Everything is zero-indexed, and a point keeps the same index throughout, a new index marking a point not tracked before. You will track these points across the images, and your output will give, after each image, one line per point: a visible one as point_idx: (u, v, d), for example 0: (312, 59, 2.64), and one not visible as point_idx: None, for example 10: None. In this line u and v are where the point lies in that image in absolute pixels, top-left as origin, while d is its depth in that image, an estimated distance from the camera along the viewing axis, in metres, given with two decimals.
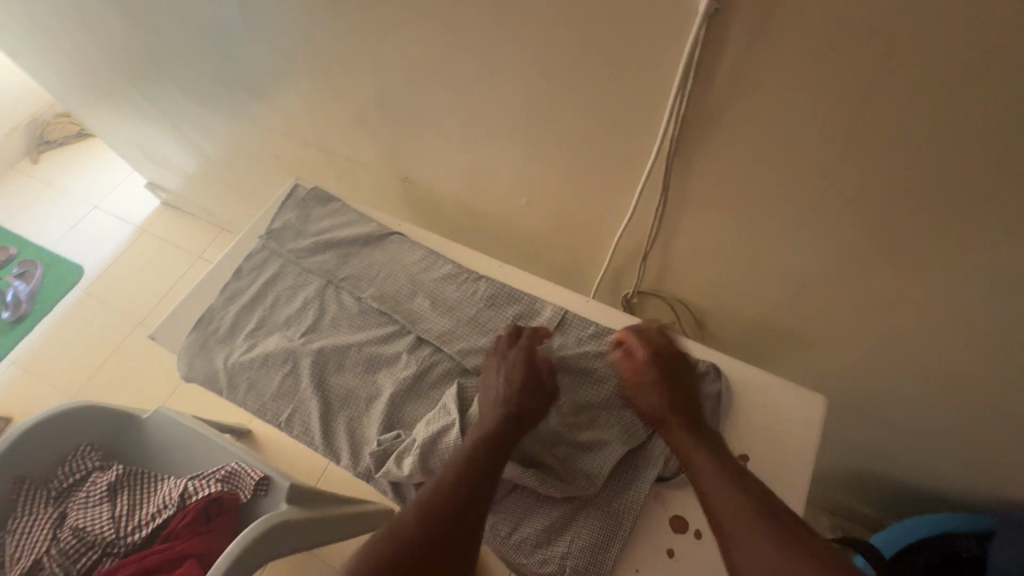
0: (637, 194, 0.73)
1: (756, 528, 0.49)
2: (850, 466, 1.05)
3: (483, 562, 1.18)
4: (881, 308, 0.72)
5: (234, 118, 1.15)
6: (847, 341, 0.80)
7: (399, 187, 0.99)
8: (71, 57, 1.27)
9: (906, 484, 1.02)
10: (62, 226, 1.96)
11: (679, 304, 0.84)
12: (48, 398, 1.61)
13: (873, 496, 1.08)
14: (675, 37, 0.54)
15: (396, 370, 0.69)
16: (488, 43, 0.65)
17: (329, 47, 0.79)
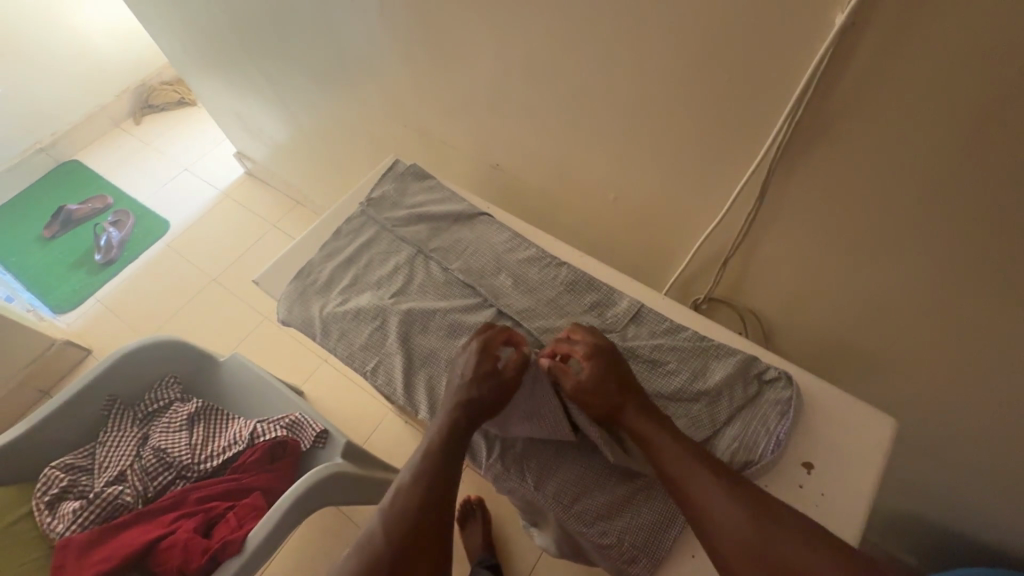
0: (723, 204, 0.76)
1: (720, 494, 0.53)
2: (905, 517, 1.01)
3: (512, 550, 1.20)
4: (968, 354, 0.69)
5: (338, 96, 1.24)
6: (925, 384, 0.77)
7: (488, 174, 1.04)
8: (198, 27, 1.40)
9: (966, 548, 0.96)
10: (155, 183, 2.13)
11: (749, 313, 0.84)
12: (125, 337, 1.75)
13: (925, 553, 1.03)
14: (801, 50, 0.55)
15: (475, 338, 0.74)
16: (601, 48, 0.69)
17: (448, 36, 0.85)
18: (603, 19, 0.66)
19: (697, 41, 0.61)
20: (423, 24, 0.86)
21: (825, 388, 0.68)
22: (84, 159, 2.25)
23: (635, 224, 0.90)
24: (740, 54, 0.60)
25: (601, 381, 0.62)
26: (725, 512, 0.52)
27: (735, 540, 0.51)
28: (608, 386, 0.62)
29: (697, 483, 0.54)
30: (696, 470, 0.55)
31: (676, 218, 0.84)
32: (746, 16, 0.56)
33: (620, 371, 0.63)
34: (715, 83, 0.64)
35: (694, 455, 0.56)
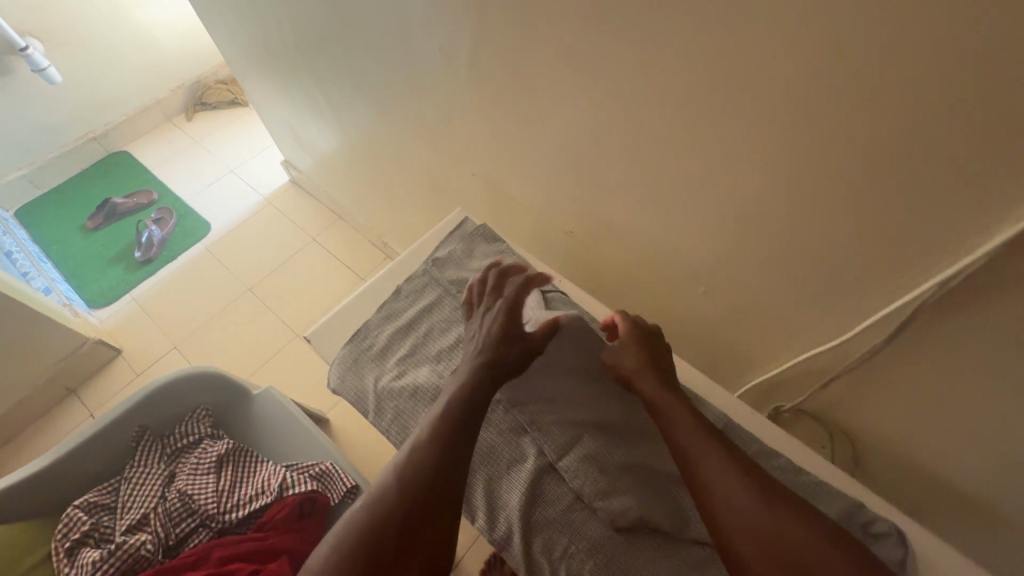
0: (836, 327, 0.67)
1: (716, 459, 0.56)
2: None
3: None
4: None
5: (400, 131, 1.20)
6: None
7: (557, 238, 0.98)
8: (266, 41, 1.37)
9: None
10: (200, 182, 2.12)
11: (839, 432, 0.75)
12: (155, 340, 1.73)
13: None
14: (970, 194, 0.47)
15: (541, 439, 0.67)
16: (721, 144, 0.62)
17: (533, 99, 0.79)
18: (732, 117, 0.59)
19: (847, 162, 0.53)
20: (514, 82, 0.80)
21: (944, 560, 0.59)
22: (134, 151, 2.26)
23: (719, 318, 0.82)
24: (899, 186, 0.51)
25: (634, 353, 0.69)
26: (729, 479, 0.55)
27: (727, 496, 0.54)
28: (638, 356, 0.68)
29: (702, 447, 0.58)
30: (706, 440, 0.58)
31: (770, 325, 0.75)
32: (922, 149, 0.48)
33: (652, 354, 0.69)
34: (858, 207, 0.56)
35: (707, 428, 0.60)
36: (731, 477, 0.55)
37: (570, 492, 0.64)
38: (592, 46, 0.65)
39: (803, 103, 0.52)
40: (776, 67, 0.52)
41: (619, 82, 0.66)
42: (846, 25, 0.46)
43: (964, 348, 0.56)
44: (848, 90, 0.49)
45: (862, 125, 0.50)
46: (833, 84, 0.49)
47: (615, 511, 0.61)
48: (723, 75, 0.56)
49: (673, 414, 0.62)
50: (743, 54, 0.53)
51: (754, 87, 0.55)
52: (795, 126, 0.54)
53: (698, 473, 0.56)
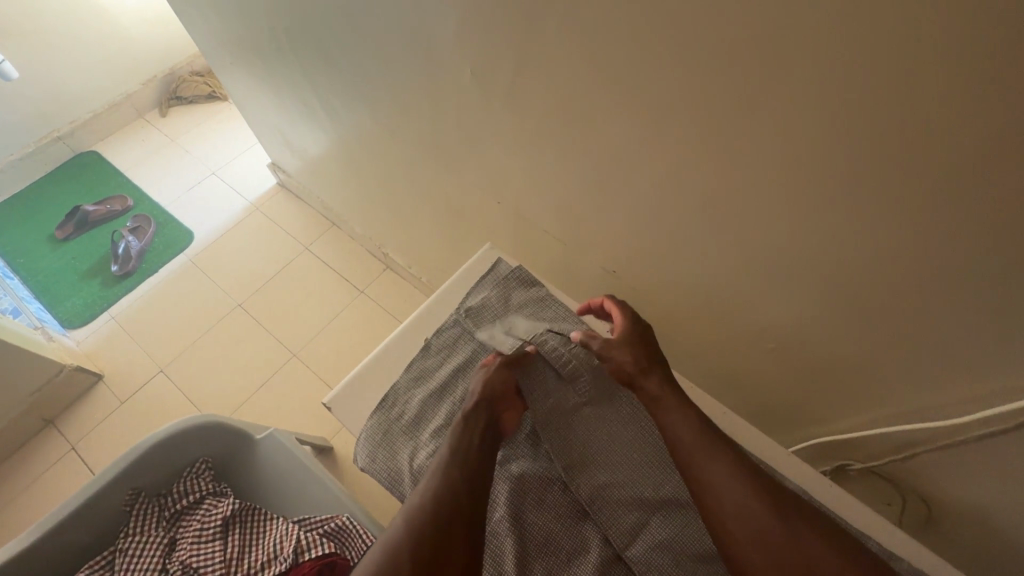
0: (928, 390, 0.61)
1: (714, 455, 0.57)
2: None
3: None
4: None
5: (409, 145, 1.09)
6: None
7: (595, 274, 0.91)
8: (252, 39, 1.23)
9: None
10: (178, 186, 1.97)
11: (914, 497, 0.70)
12: (138, 362, 1.60)
13: None
14: None
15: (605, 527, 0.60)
16: (816, 195, 0.55)
17: (576, 128, 0.71)
18: (831, 169, 0.52)
19: (980, 226, 0.47)
20: (558, 108, 0.71)
21: None
22: (103, 152, 2.08)
23: (780, 366, 0.76)
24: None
25: (630, 350, 0.66)
26: (727, 475, 0.56)
27: (730, 496, 0.54)
28: (631, 347, 0.67)
29: (698, 444, 0.58)
30: (704, 438, 0.59)
31: (844, 378, 0.69)
32: None
33: (651, 352, 0.67)
34: (984, 273, 0.49)
35: (703, 421, 0.60)
36: (732, 474, 0.56)
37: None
38: (664, 78, 0.56)
39: (925, 161, 0.46)
40: (904, 121, 0.45)
41: (693, 120, 0.58)
42: (1004, 83, 0.39)
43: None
44: (987, 152, 0.42)
45: (1006, 189, 0.43)
46: (974, 144, 0.43)
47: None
48: (829, 123, 0.49)
49: (669, 411, 0.61)
50: (858, 102, 0.46)
51: (870, 139, 0.47)
52: (906, 185, 0.48)
53: (695, 471, 0.57)
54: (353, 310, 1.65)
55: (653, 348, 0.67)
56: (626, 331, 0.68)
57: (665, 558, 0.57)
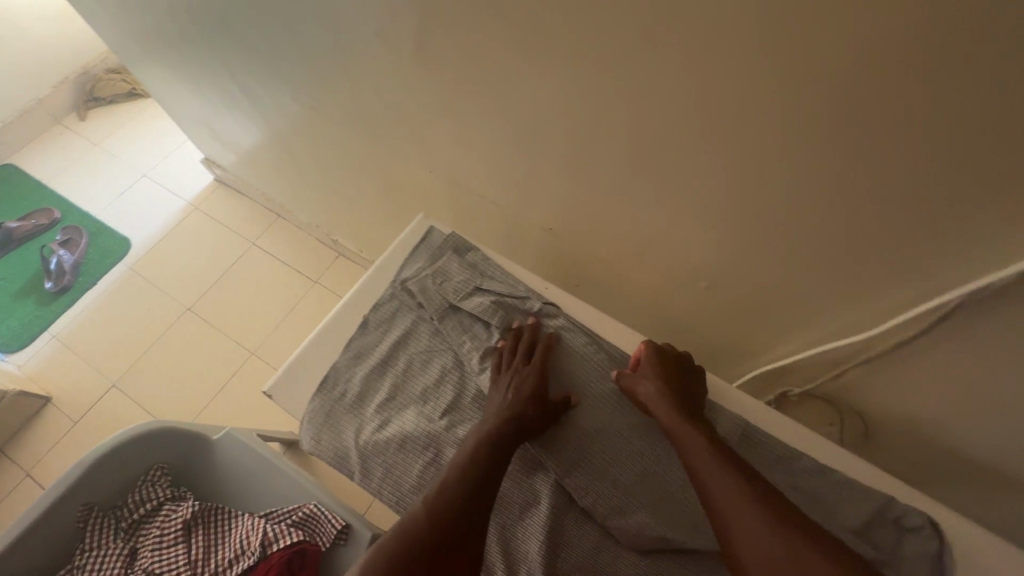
0: (851, 308, 0.64)
1: (728, 484, 0.51)
2: None
3: None
4: None
5: (336, 121, 1.05)
6: None
7: (535, 235, 0.91)
8: (158, 25, 1.16)
9: None
10: (108, 192, 1.87)
11: (849, 414, 0.73)
12: (86, 378, 1.54)
13: None
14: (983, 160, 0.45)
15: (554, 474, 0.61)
16: (728, 123, 0.55)
17: (493, 82, 0.70)
18: (730, 92, 0.53)
19: (882, 138, 0.48)
20: (472, 63, 0.70)
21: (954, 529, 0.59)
22: (21, 163, 1.95)
23: (721, 305, 0.77)
24: (915, 159, 0.48)
25: (654, 382, 0.62)
26: (745, 509, 0.49)
27: (749, 536, 0.48)
28: (654, 382, 0.62)
29: (715, 474, 0.52)
30: (721, 469, 0.53)
31: (773, 309, 0.72)
32: (938, 118, 0.44)
33: (681, 386, 0.62)
34: (890, 186, 0.51)
35: (725, 454, 0.54)
36: (749, 508, 0.49)
37: (594, 525, 0.59)
38: (575, 19, 0.56)
39: (810, 74, 0.47)
40: (798, 35, 0.45)
41: (609, 60, 0.57)
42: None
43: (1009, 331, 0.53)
44: (862, 56, 0.44)
45: (901, 96, 0.45)
46: (849, 50, 0.44)
47: (631, 529, 0.57)
48: (720, 46, 0.50)
49: (689, 444, 0.56)
50: (744, 20, 0.47)
51: (766, 58, 0.48)
52: (797, 100, 0.49)
53: (712, 505, 0.51)
54: (308, 303, 1.62)
55: (682, 384, 0.63)
56: (654, 367, 0.64)
57: (609, 490, 0.59)
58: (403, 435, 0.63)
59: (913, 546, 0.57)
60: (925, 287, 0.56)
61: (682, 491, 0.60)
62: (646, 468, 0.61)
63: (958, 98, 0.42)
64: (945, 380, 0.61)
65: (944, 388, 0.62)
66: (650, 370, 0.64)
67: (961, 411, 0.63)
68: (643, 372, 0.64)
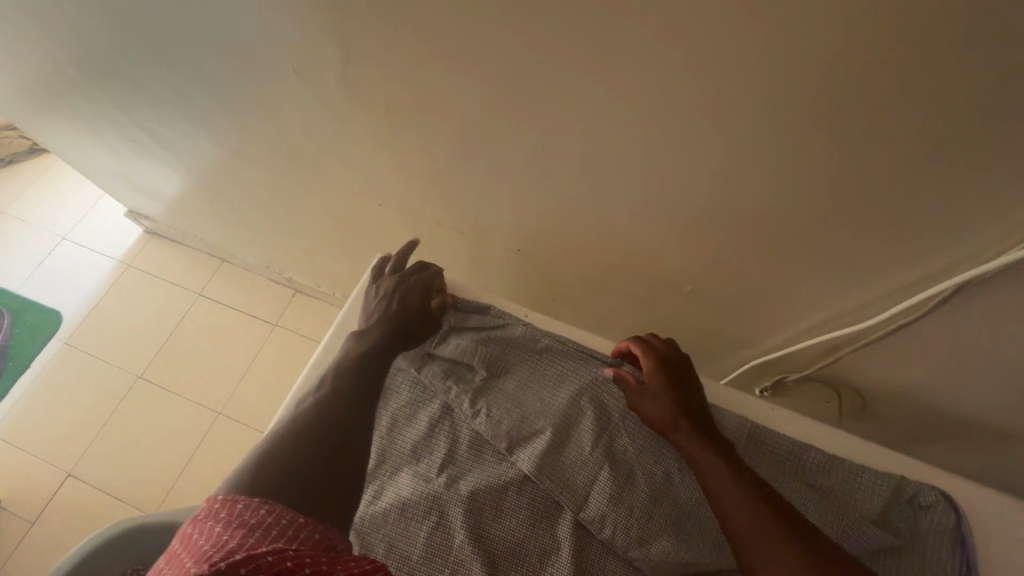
0: (831, 288, 0.63)
1: (757, 516, 0.47)
2: None
3: None
4: None
5: (266, 160, 0.97)
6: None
7: (502, 255, 0.87)
8: (43, 80, 1.03)
9: None
10: (24, 263, 1.69)
11: (845, 389, 0.74)
12: (36, 473, 1.40)
13: None
14: (941, 125, 0.44)
15: (570, 512, 0.57)
16: (685, 121, 0.53)
17: (433, 101, 0.65)
18: (680, 89, 0.51)
19: (838, 117, 0.47)
20: (407, 85, 0.65)
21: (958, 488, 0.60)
22: None
23: (703, 304, 0.76)
24: (873, 133, 0.47)
25: (660, 398, 0.57)
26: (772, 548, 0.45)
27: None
28: (663, 398, 0.57)
29: (742, 504, 0.48)
30: (752, 505, 0.48)
31: (753, 299, 0.70)
32: (890, 91, 0.44)
33: (688, 397, 0.57)
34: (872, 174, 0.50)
35: (751, 482, 0.50)
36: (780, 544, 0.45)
37: (618, 559, 0.55)
38: (518, 37, 0.53)
39: (758, 63, 0.46)
40: (743, 25, 0.44)
41: (560, 72, 0.54)
42: None
43: (997, 291, 0.53)
44: (808, 41, 0.43)
45: (851, 73, 0.44)
46: (795, 35, 0.43)
47: (657, 559, 0.54)
48: (664, 45, 0.47)
49: (710, 471, 0.51)
50: (685, 15, 0.45)
51: (712, 50, 0.46)
52: (749, 91, 0.48)
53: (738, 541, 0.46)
54: (271, 348, 1.52)
55: (692, 398, 0.58)
56: (659, 378, 0.58)
57: (627, 519, 0.55)
58: (399, 502, 0.58)
59: (933, 525, 0.57)
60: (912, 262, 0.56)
61: (697, 504, 0.57)
62: (659, 491, 0.57)
63: (915, 71, 0.42)
64: (939, 348, 0.62)
65: (937, 355, 0.63)
66: (654, 382, 0.58)
67: (955, 374, 0.64)
68: (646, 385, 0.59)
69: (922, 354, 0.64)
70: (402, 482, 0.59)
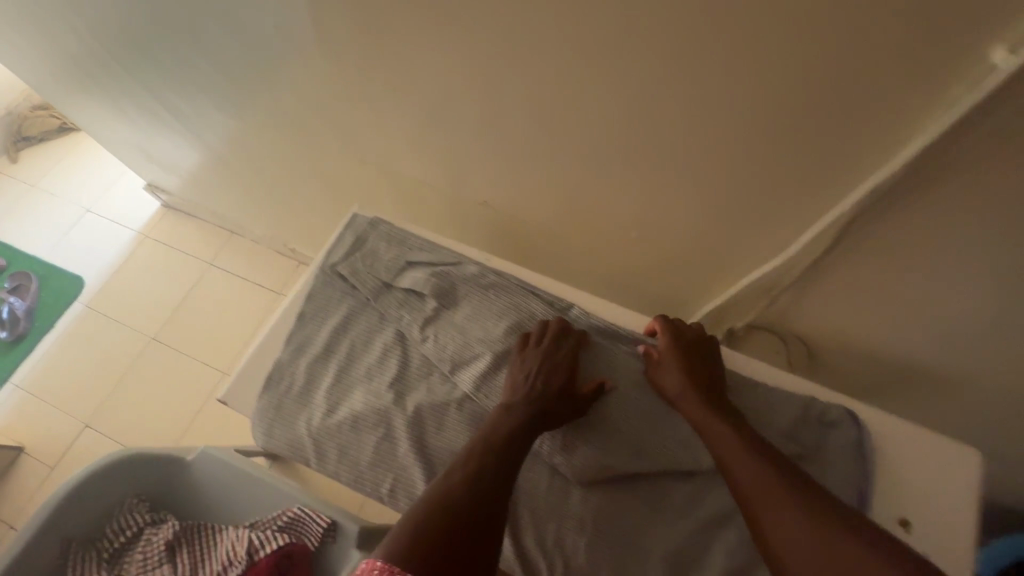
0: (766, 233, 0.67)
1: (772, 487, 0.49)
2: None
3: None
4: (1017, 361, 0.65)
5: (264, 124, 1.04)
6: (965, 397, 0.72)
7: (475, 209, 0.92)
8: (67, 52, 1.12)
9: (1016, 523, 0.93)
10: (52, 233, 1.81)
11: (792, 337, 0.78)
12: (56, 422, 1.51)
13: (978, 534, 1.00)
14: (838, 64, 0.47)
15: None
16: (619, 68, 0.57)
17: (402, 58, 0.71)
18: (610, 36, 0.55)
19: (748, 58, 0.50)
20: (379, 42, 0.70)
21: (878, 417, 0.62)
22: None
23: (658, 253, 0.79)
24: (780, 73, 0.50)
25: (678, 375, 0.61)
26: (790, 518, 0.47)
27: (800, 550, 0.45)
28: (680, 375, 0.60)
29: (759, 478, 0.50)
30: (768, 477, 0.50)
31: (701, 246, 0.74)
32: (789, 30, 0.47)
33: (707, 374, 0.61)
34: (795, 114, 0.52)
35: (769, 454, 0.52)
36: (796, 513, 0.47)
37: (546, 466, 0.61)
38: None
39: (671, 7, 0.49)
40: None
41: (506, 22, 0.58)
42: None
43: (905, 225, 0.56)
44: None
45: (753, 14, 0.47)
46: None
47: (578, 463, 0.59)
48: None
49: (727, 445, 0.54)
50: None
51: None
52: (668, 35, 0.52)
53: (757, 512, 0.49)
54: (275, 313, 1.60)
55: (711, 376, 0.61)
56: (676, 356, 0.62)
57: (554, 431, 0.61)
58: (353, 416, 0.64)
59: (838, 438, 0.59)
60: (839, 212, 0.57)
61: (618, 420, 0.62)
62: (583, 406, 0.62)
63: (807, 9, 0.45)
64: (877, 289, 0.65)
65: (871, 291, 0.65)
66: (672, 360, 0.62)
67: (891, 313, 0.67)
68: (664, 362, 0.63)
69: (856, 295, 0.67)
70: (356, 399, 0.65)
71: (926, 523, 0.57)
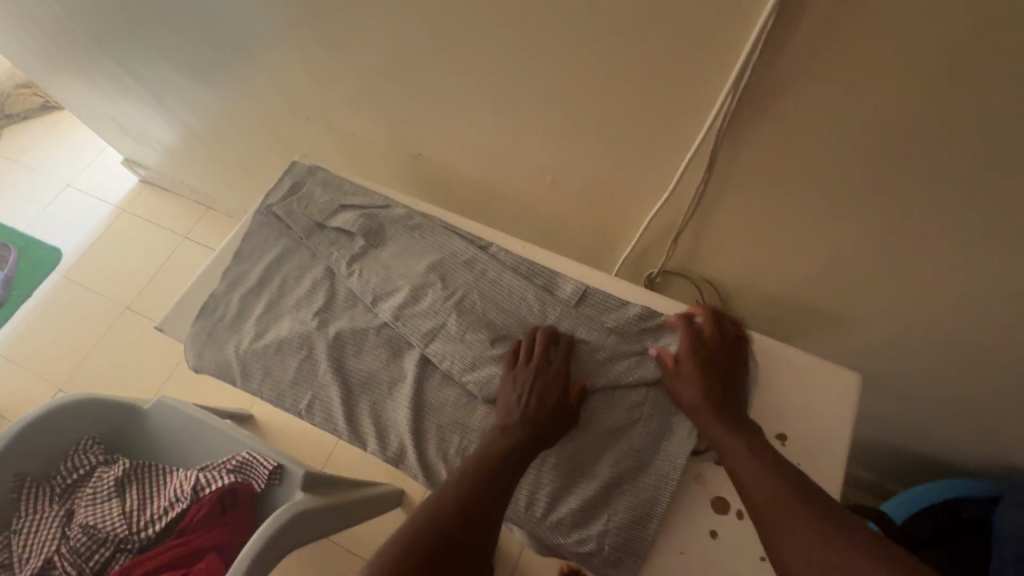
0: (663, 177, 0.70)
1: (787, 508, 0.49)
2: (880, 452, 1.00)
3: (509, 549, 1.16)
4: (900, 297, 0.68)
5: (220, 88, 1.08)
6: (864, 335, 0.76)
7: (417, 164, 0.96)
8: (32, 22, 1.16)
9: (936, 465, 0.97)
10: (34, 206, 1.86)
11: (702, 281, 0.83)
12: (31, 386, 1.55)
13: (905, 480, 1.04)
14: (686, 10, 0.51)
15: (416, 349, 0.67)
16: (509, 20, 0.61)
17: (325, 14, 0.74)
18: None
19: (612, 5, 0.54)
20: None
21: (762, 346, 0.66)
22: None
23: (580, 202, 0.83)
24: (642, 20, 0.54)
25: (693, 381, 0.59)
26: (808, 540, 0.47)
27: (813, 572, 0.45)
28: (696, 383, 0.59)
29: (776, 498, 0.50)
30: (782, 496, 0.50)
31: (613, 194, 0.78)
32: None
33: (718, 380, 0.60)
34: (663, 57, 0.56)
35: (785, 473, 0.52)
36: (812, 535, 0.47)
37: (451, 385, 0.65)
38: None
39: None
40: None
41: None
42: None
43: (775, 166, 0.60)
44: None
45: None
46: None
47: (480, 381, 0.63)
48: None
49: (743, 461, 0.53)
50: None
51: None
52: None
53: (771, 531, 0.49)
54: None
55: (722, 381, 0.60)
56: (692, 359, 0.61)
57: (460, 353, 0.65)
58: (279, 341, 0.69)
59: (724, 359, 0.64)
60: (713, 156, 0.62)
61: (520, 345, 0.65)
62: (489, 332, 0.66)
63: None
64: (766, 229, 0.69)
65: (760, 232, 0.69)
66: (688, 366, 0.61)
67: (783, 251, 0.71)
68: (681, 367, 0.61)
69: (750, 236, 0.71)
70: (283, 326, 0.70)
71: (793, 443, 0.61)
